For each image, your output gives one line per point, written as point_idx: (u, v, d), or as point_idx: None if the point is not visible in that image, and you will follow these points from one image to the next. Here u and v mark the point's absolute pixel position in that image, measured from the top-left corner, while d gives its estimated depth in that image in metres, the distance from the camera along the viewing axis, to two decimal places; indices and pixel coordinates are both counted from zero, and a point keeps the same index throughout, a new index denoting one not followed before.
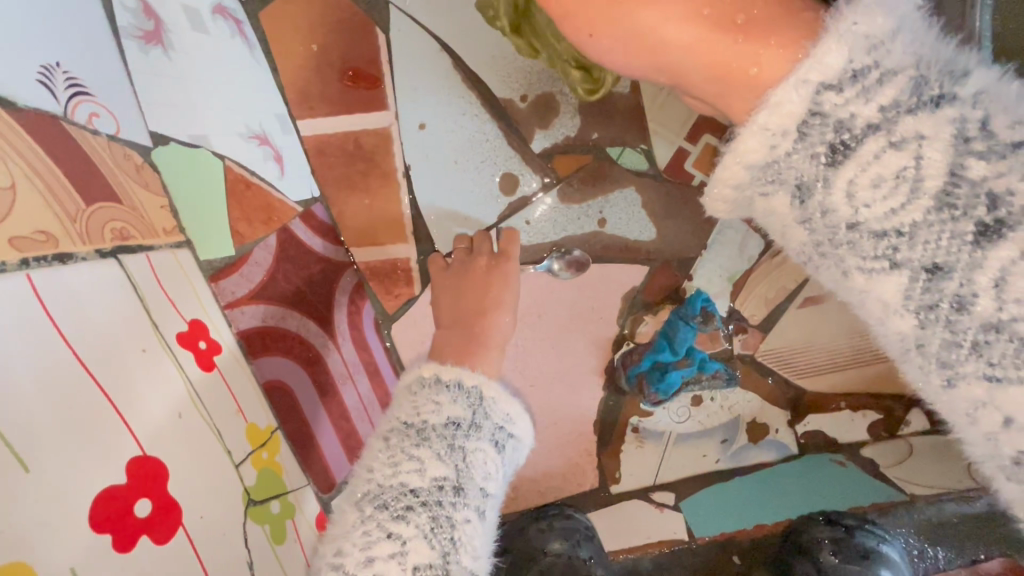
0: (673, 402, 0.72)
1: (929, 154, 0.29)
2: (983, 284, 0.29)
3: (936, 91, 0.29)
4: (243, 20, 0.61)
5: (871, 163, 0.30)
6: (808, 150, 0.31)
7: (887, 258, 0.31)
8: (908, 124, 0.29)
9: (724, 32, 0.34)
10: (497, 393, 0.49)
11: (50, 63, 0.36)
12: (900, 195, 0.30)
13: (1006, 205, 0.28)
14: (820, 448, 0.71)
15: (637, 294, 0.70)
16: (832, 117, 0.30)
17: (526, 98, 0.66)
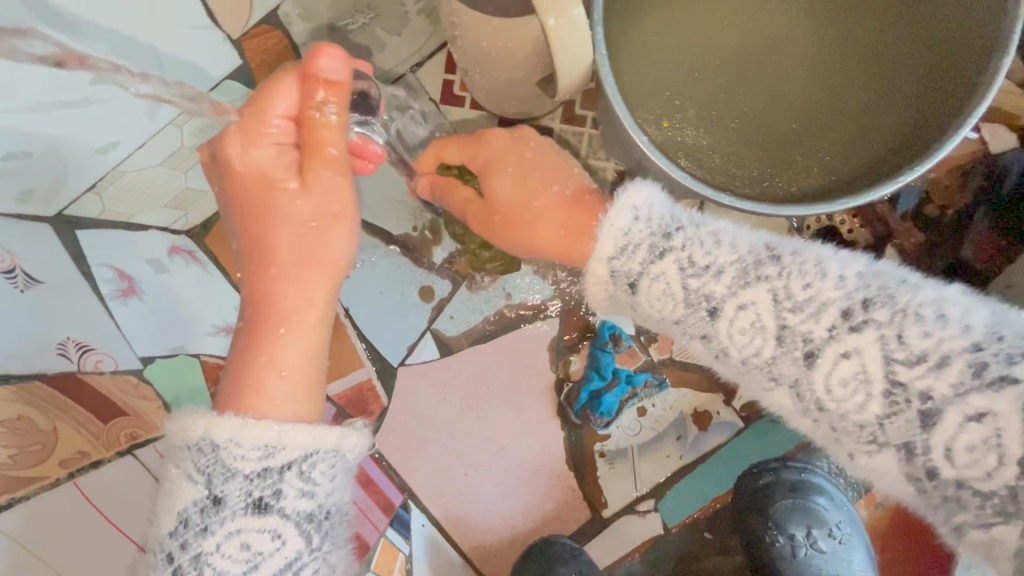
0: (622, 420, 0.82)
1: (671, 280, 0.50)
2: (734, 349, 0.50)
3: (660, 243, 0.50)
4: (194, 247, 0.79)
5: (649, 276, 0.50)
6: (626, 268, 0.51)
7: (710, 309, 0.50)
8: (661, 265, 0.50)
9: (567, 241, 0.57)
10: (233, 432, 0.45)
11: (63, 339, 0.53)
12: (677, 306, 0.51)
13: (718, 300, 0.49)
14: (760, 419, 0.81)
15: (558, 340, 0.83)
16: (619, 271, 0.51)
17: (418, 227, 0.82)
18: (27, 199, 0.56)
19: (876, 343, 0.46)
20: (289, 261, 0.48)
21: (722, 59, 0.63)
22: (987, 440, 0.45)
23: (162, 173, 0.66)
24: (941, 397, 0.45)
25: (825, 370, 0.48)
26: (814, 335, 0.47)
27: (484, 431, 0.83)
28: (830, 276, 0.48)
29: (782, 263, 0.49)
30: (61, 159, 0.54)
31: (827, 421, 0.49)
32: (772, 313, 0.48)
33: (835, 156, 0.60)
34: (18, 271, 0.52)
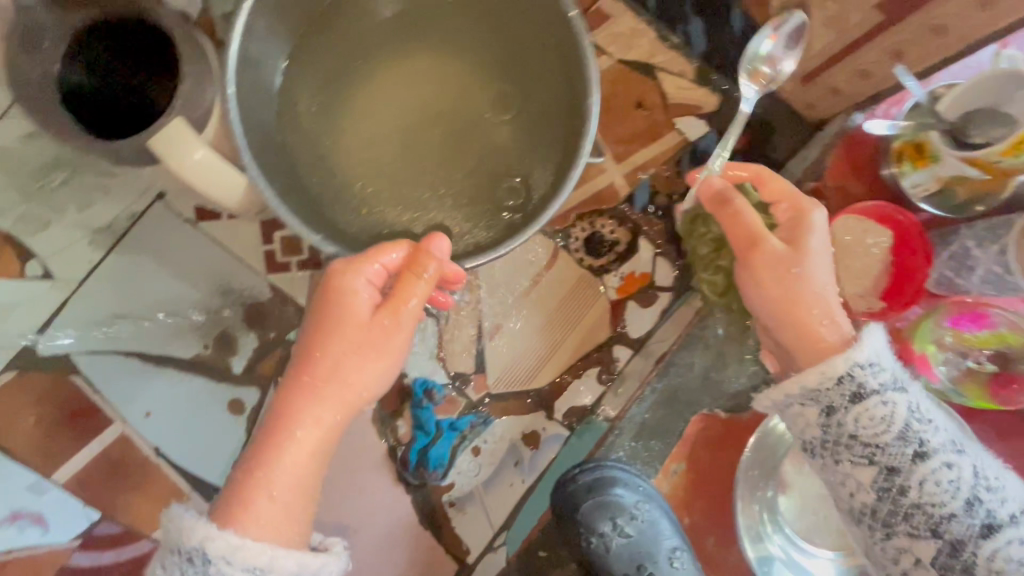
0: (461, 465, 0.85)
1: (841, 370, 0.58)
2: (848, 426, 0.60)
3: (897, 382, 0.60)
4: None
5: (821, 372, 0.59)
6: (828, 404, 0.59)
7: (824, 407, 0.60)
8: (861, 375, 0.58)
9: (754, 246, 0.61)
10: (230, 539, 0.55)
11: None
12: (834, 413, 0.60)
13: (856, 396, 0.59)
14: (581, 421, 0.87)
15: (380, 410, 0.85)
16: (857, 377, 0.58)
17: (209, 344, 0.83)
18: None
19: (899, 416, 0.59)
20: (320, 375, 0.58)
21: (407, 123, 0.61)
22: (885, 414, 0.59)
23: None
24: (902, 394, 0.60)
25: (863, 410, 0.59)
26: (867, 385, 0.58)
27: (333, 520, 0.84)
28: (886, 368, 0.59)
29: (847, 389, 0.59)
30: None
31: (855, 459, 0.60)
32: (841, 375, 0.58)
33: (535, 183, 0.61)
34: None
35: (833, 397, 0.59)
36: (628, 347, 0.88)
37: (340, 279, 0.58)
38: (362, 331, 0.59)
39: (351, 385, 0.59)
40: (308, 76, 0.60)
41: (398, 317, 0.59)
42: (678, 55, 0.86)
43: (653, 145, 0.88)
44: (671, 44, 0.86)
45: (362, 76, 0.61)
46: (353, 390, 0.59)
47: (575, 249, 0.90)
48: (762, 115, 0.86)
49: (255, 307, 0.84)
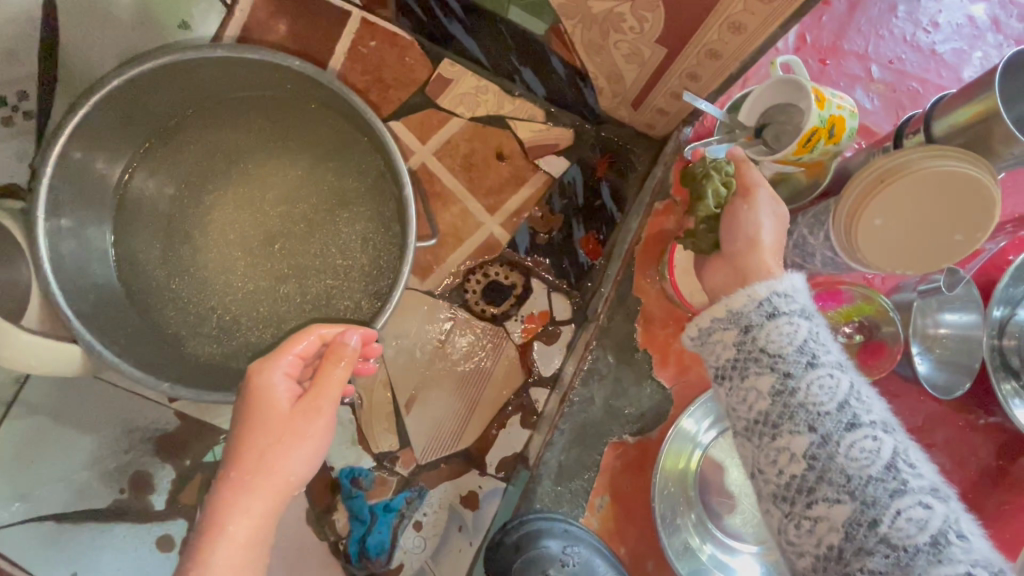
0: (404, 544, 0.85)
1: (744, 295, 0.52)
2: (719, 360, 0.54)
3: (810, 316, 0.51)
4: None
5: (740, 296, 0.52)
6: (721, 327, 0.53)
7: (734, 324, 0.52)
8: (776, 299, 0.51)
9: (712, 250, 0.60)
10: None
11: None
12: (729, 329, 0.52)
13: (774, 318, 0.51)
14: (514, 469, 0.88)
15: (313, 509, 0.85)
16: (772, 304, 0.51)
17: (125, 487, 0.82)
18: None
19: (833, 373, 0.48)
20: (248, 467, 0.52)
21: (249, 241, 0.67)
22: (827, 381, 0.48)
23: None
24: (831, 368, 0.49)
25: (776, 338, 0.50)
26: (783, 311, 0.51)
27: None
28: (805, 306, 0.51)
29: (768, 323, 0.50)
30: None
31: (780, 399, 0.49)
32: (751, 302, 0.52)
33: (378, 264, 0.67)
34: None
35: (751, 316, 0.51)
36: (543, 386, 0.90)
37: (261, 377, 0.55)
38: (292, 421, 0.54)
39: (274, 472, 0.52)
40: (145, 226, 0.66)
41: (322, 398, 0.55)
42: (523, 103, 0.90)
43: (523, 189, 0.92)
44: (515, 94, 0.90)
45: (198, 211, 0.67)
46: (278, 474, 0.52)
47: (474, 302, 0.92)
48: (612, 138, 0.90)
49: (165, 438, 0.83)
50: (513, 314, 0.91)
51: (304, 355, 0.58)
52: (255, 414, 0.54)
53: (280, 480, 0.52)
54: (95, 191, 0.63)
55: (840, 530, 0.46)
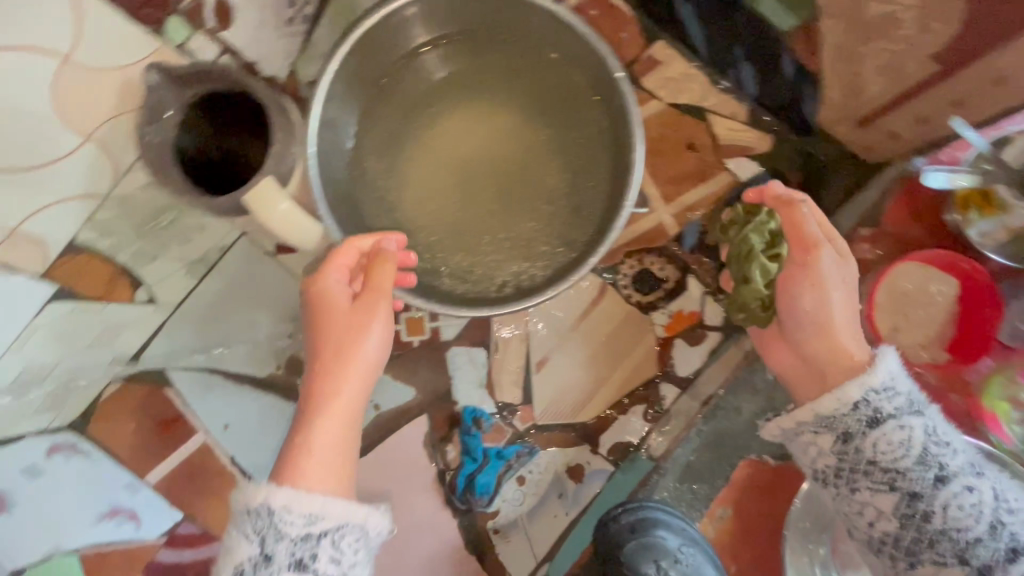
0: (505, 493, 0.88)
1: (842, 390, 0.55)
2: (830, 447, 0.56)
3: (917, 410, 0.55)
4: (76, 441, 0.86)
5: (837, 395, 0.56)
6: (827, 428, 0.56)
7: (839, 432, 0.56)
8: (876, 398, 0.55)
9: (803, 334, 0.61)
10: (290, 498, 0.53)
11: None
12: (829, 422, 0.56)
13: (882, 422, 0.54)
14: (624, 454, 0.88)
15: (431, 435, 0.90)
16: (874, 399, 0.55)
17: (281, 366, 0.91)
18: None
19: (951, 460, 0.53)
20: (323, 365, 0.59)
21: (464, 165, 0.73)
22: (881, 395, 0.55)
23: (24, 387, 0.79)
24: (899, 396, 0.55)
25: (887, 433, 0.54)
26: (883, 408, 0.54)
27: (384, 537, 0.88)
28: (903, 391, 0.55)
29: (879, 427, 0.54)
30: None
31: (904, 507, 0.53)
32: (859, 399, 0.55)
33: (579, 216, 0.72)
34: None
35: (848, 423, 0.55)
36: (674, 384, 0.89)
37: (319, 284, 0.60)
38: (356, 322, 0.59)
39: (354, 364, 0.59)
40: (380, 120, 0.72)
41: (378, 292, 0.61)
42: (729, 98, 0.88)
43: (705, 185, 0.89)
44: (721, 87, 0.88)
45: (426, 127, 0.73)
46: (361, 362, 0.59)
47: (623, 284, 0.91)
48: (822, 157, 0.85)
49: None
50: (661, 305, 0.90)
51: (350, 266, 0.62)
52: (337, 317, 0.59)
53: (340, 401, 0.58)
54: (349, 96, 0.68)
55: (894, 519, 0.53)
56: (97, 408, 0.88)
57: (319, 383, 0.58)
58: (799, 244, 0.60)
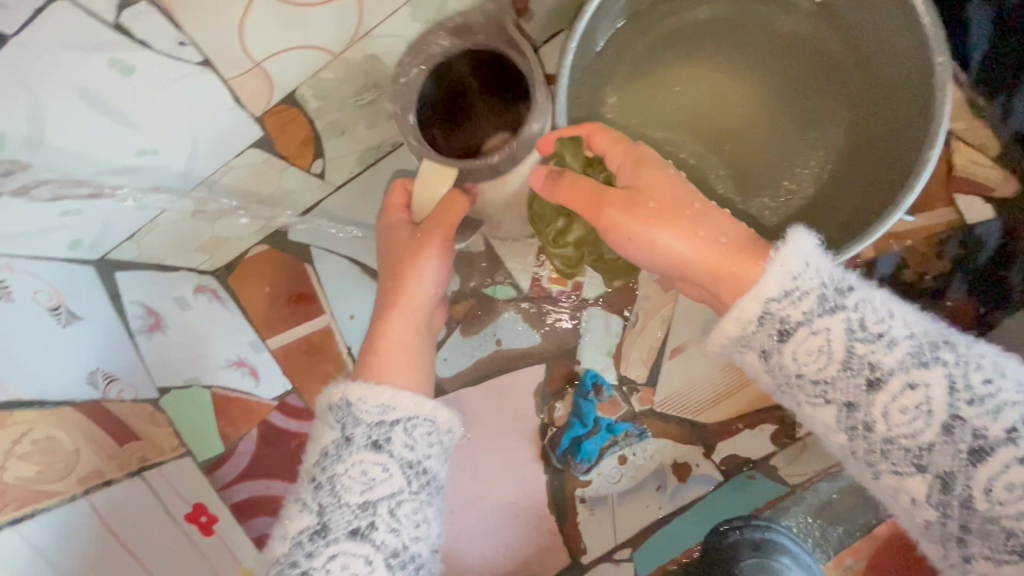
0: (602, 467, 0.85)
1: (834, 336, 0.50)
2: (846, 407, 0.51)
3: (840, 298, 0.51)
4: (217, 287, 0.89)
5: (823, 351, 0.51)
6: (820, 403, 0.52)
7: (826, 397, 0.52)
8: (831, 319, 0.51)
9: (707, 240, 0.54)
10: (363, 393, 0.57)
11: (94, 369, 0.61)
12: (827, 366, 0.51)
13: (883, 371, 0.49)
14: (738, 470, 0.83)
15: (544, 386, 0.88)
16: (861, 354, 0.50)
17: None
18: (76, 246, 0.66)
19: (938, 380, 0.48)
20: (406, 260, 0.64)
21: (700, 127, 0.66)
22: (921, 403, 0.48)
23: (187, 221, 0.74)
24: (888, 367, 0.49)
25: (890, 394, 0.49)
26: (856, 348, 0.50)
27: (470, 469, 0.87)
28: (892, 315, 0.51)
29: (842, 301, 0.51)
30: (109, 214, 0.64)
31: (870, 442, 0.51)
32: (842, 339, 0.50)
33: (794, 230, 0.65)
34: (61, 307, 0.62)
35: (858, 354, 0.50)
36: None
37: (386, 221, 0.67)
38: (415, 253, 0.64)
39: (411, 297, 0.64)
40: (646, 45, 0.63)
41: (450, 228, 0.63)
42: (982, 127, 0.77)
43: (918, 217, 0.80)
44: (977, 112, 0.77)
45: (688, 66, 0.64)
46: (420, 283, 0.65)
47: None
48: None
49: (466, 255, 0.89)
50: None
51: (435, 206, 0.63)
52: (400, 238, 0.66)
53: (423, 296, 0.65)
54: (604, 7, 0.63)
55: (929, 507, 0.49)
56: (240, 263, 0.91)
57: (401, 266, 0.64)
58: (665, 197, 0.55)
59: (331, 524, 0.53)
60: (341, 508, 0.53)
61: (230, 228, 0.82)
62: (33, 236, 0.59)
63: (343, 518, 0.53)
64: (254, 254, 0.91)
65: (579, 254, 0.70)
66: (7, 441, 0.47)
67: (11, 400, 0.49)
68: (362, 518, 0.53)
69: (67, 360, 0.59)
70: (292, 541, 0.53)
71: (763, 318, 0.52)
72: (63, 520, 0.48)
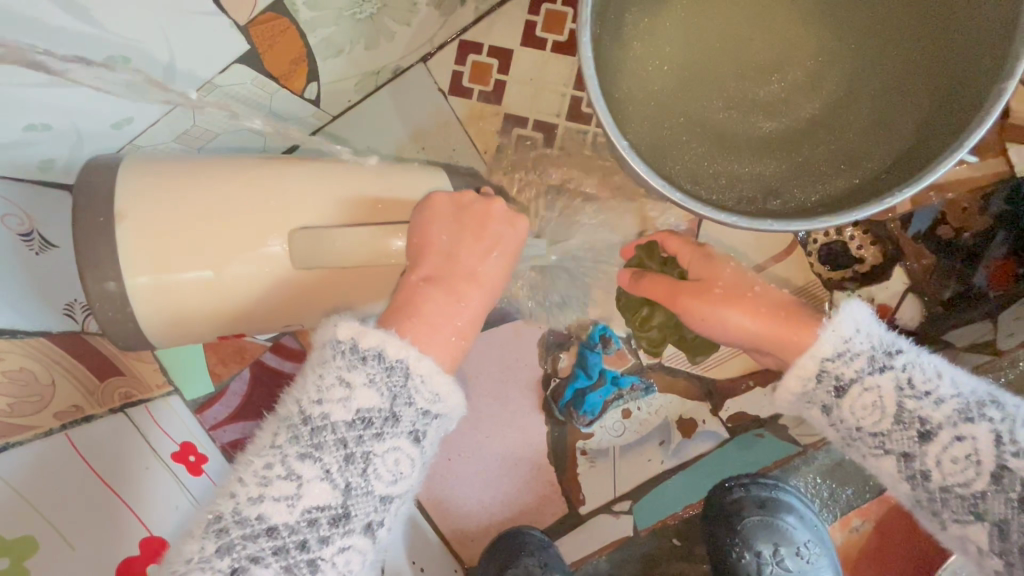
0: (606, 420, 0.82)
1: (886, 394, 0.54)
2: (905, 461, 0.54)
3: (884, 359, 0.54)
4: None
5: (884, 407, 0.54)
6: (875, 454, 0.55)
7: (883, 449, 0.55)
8: (881, 377, 0.54)
9: (775, 318, 0.56)
10: (427, 372, 0.49)
11: (70, 301, 0.58)
12: (883, 420, 0.54)
13: (934, 425, 0.53)
14: (747, 427, 0.81)
15: (550, 336, 0.84)
16: (913, 410, 0.53)
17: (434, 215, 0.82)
18: (48, 167, 0.60)
19: (989, 436, 0.52)
20: (481, 229, 0.56)
21: (710, 74, 0.57)
22: (972, 454, 0.52)
23: (169, 145, 0.68)
24: (933, 423, 0.53)
25: (942, 447, 0.53)
26: (906, 404, 0.53)
27: (470, 418, 0.85)
28: (942, 375, 0.54)
29: (893, 360, 0.54)
30: (79, 131, 0.58)
31: (924, 489, 0.54)
32: (893, 395, 0.54)
33: (813, 175, 0.55)
34: (34, 234, 0.58)
35: (911, 407, 0.53)
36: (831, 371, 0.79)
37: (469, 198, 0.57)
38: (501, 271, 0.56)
39: (483, 286, 0.55)
40: None
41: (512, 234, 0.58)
42: None
43: (961, 166, 0.74)
44: None
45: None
46: (485, 289, 0.55)
47: (810, 250, 0.79)
48: None
49: None
50: (848, 287, 0.78)
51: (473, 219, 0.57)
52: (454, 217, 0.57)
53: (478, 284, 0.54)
54: None
55: (993, 554, 0.52)
56: None
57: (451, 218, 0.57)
58: (727, 285, 0.59)
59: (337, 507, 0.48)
60: (364, 495, 0.49)
61: None
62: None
63: (365, 505, 0.49)
64: None
65: (662, 336, 0.71)
66: None
67: None
68: (378, 510, 0.50)
69: (40, 289, 0.55)
70: (264, 531, 0.47)
71: (820, 376, 0.55)
72: (38, 453, 0.46)
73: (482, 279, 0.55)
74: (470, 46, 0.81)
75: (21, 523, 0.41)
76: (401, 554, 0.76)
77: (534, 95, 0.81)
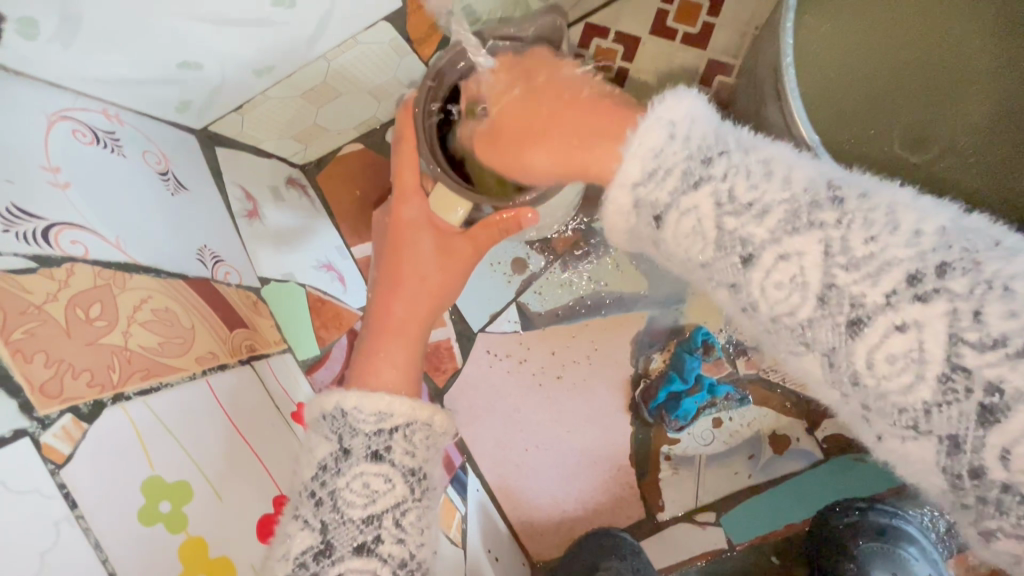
0: (695, 426, 0.80)
1: (704, 214, 0.38)
2: (763, 304, 0.37)
3: (699, 168, 0.38)
4: (306, 183, 0.83)
5: (695, 209, 0.38)
6: (763, 276, 0.37)
7: (744, 302, 0.38)
8: (687, 199, 0.38)
9: (561, 151, 0.51)
10: (359, 399, 0.46)
11: (201, 246, 0.56)
12: (706, 245, 0.39)
13: (756, 245, 0.37)
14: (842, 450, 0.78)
15: (643, 336, 0.81)
16: (737, 233, 0.37)
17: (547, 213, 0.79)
18: (184, 109, 0.58)
19: (819, 245, 0.35)
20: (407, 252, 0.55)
21: (873, 100, 0.61)
22: (798, 277, 0.36)
23: (295, 99, 0.66)
24: (760, 240, 0.36)
25: (763, 269, 0.36)
26: (733, 201, 0.37)
27: (553, 410, 0.83)
28: (776, 175, 0.37)
29: (715, 166, 0.38)
30: (222, 74, 0.56)
31: (859, 398, 0.35)
32: (712, 214, 0.38)
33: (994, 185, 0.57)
34: (170, 173, 0.56)
35: (735, 221, 0.37)
36: None
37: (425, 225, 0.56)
38: (444, 272, 0.56)
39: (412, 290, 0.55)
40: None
41: (482, 247, 0.58)
42: None
43: None
44: None
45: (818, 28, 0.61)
46: (425, 291, 0.55)
47: None
48: None
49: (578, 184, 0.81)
50: None
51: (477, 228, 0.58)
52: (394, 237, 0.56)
53: (406, 324, 0.54)
54: None
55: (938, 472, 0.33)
56: (331, 161, 0.84)
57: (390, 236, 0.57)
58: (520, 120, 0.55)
59: (335, 545, 0.42)
60: (346, 525, 0.43)
61: (331, 118, 0.75)
62: (145, 87, 0.52)
63: (346, 538, 0.43)
64: (346, 154, 0.84)
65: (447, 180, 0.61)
66: (130, 305, 0.43)
67: (128, 262, 0.45)
68: (367, 532, 0.43)
69: (175, 231, 0.53)
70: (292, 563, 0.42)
71: (638, 210, 0.41)
72: (187, 398, 0.44)
73: (405, 312, 0.55)
74: (596, 30, 0.78)
75: (178, 469, 0.41)
76: (478, 542, 0.74)
77: (655, 87, 0.79)
